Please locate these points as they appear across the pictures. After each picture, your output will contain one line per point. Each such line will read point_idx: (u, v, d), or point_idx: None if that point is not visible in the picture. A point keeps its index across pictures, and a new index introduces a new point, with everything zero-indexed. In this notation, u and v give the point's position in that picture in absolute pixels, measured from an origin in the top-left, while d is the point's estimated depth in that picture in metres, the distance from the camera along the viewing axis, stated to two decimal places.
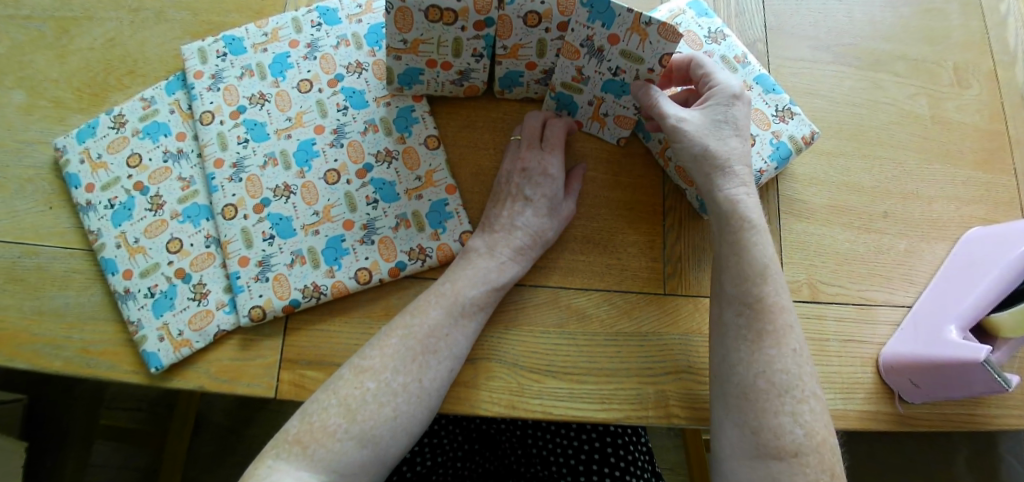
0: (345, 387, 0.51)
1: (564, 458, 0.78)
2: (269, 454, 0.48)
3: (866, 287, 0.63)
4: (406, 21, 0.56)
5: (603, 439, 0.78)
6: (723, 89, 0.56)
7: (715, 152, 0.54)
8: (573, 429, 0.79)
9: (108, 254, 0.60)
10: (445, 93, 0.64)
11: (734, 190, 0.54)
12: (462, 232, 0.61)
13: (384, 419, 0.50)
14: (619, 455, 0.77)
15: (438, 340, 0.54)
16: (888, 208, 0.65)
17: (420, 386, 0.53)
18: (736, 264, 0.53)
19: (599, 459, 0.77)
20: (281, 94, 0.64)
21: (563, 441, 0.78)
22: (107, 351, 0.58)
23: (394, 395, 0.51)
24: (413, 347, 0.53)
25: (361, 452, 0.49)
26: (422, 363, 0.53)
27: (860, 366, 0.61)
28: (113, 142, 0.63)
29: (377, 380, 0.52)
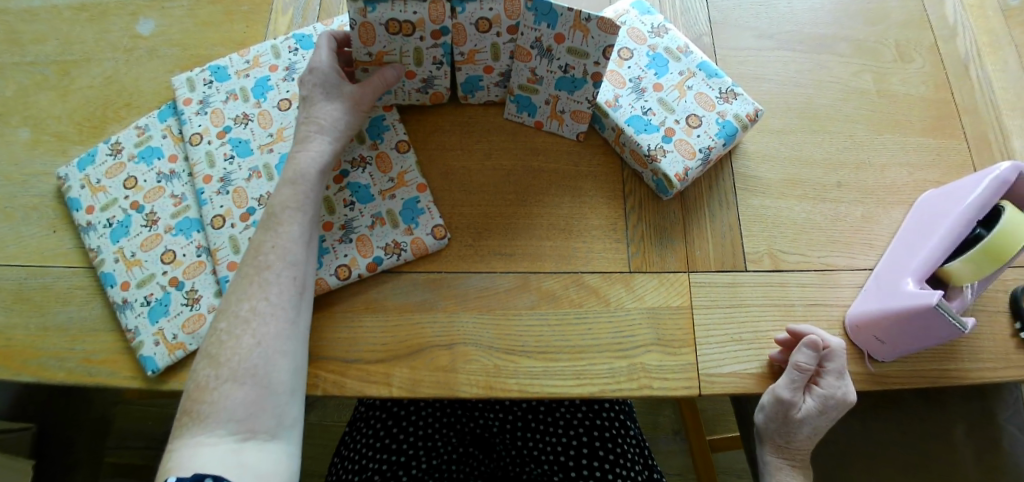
0: (214, 331, 0.55)
1: (554, 455, 0.79)
2: (171, 439, 0.52)
3: (827, 254, 0.65)
4: (369, 35, 0.61)
5: (591, 434, 0.79)
6: (816, 412, 0.61)
7: (794, 417, 0.62)
8: (561, 426, 0.80)
9: (107, 268, 0.64)
10: (412, 100, 0.69)
11: (801, 430, 0.63)
12: (434, 226, 0.64)
13: (247, 351, 0.54)
14: (607, 448, 0.78)
15: (264, 255, 0.57)
16: (842, 178, 0.68)
17: (267, 303, 0.56)
18: (768, 471, 0.67)
19: (589, 452, 0.78)
20: (263, 113, 0.69)
21: (552, 439, 0.79)
22: (106, 360, 0.61)
23: (247, 323, 0.55)
24: (247, 271, 0.57)
25: (244, 390, 0.53)
26: (261, 282, 0.56)
27: (828, 329, 0.63)
28: (110, 168, 0.68)
29: (227, 318, 0.55)
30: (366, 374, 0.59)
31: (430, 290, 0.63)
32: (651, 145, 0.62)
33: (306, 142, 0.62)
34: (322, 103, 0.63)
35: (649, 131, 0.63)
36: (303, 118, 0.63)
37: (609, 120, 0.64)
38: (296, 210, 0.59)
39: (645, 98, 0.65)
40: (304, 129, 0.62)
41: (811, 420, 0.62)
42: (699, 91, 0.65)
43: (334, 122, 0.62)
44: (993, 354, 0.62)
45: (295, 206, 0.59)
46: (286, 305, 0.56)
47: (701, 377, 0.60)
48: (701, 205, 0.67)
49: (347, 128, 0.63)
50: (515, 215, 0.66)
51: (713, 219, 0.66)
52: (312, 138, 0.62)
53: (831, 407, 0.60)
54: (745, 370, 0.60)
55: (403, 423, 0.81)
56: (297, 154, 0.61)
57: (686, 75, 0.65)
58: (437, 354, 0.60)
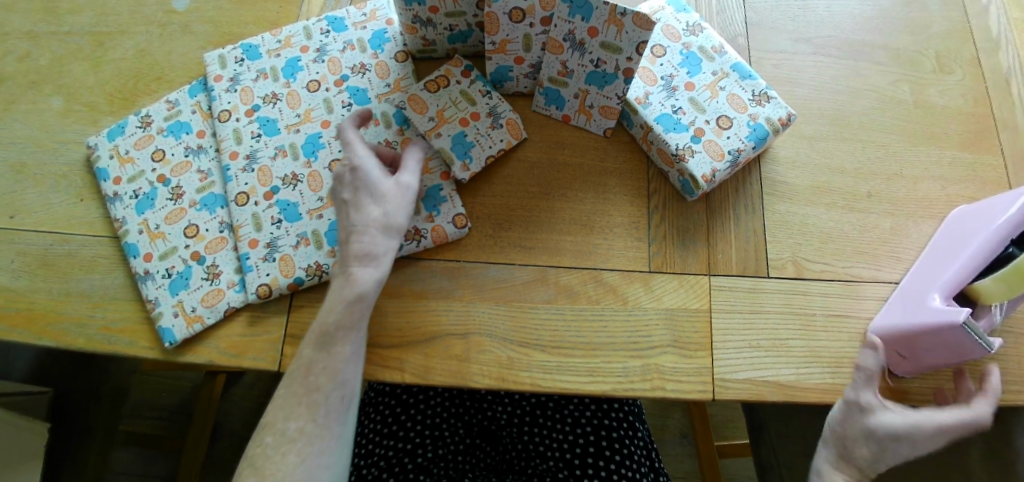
0: (259, 441, 0.56)
1: (560, 453, 0.78)
2: None
3: (852, 265, 0.64)
4: (418, 104, 0.64)
5: (598, 433, 0.79)
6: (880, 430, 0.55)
7: (861, 431, 0.56)
8: (569, 424, 0.80)
9: (131, 239, 0.65)
10: (497, 143, 0.65)
11: (863, 451, 0.57)
12: (455, 215, 0.64)
13: (292, 467, 0.55)
14: (614, 448, 0.78)
15: (315, 376, 0.56)
16: (873, 188, 0.66)
17: (315, 424, 0.56)
18: None
19: (595, 452, 0.78)
20: (291, 94, 0.68)
21: (558, 436, 0.79)
22: (126, 329, 0.63)
23: (293, 442, 0.55)
24: (295, 389, 0.56)
25: None
26: (310, 403, 0.56)
27: (850, 341, 0.61)
28: (139, 140, 0.68)
29: (274, 434, 0.55)
30: (380, 358, 0.60)
31: (448, 279, 0.63)
32: (679, 145, 0.62)
33: (363, 258, 0.57)
34: (371, 208, 0.58)
35: (678, 130, 0.62)
36: (352, 228, 0.58)
37: (638, 117, 0.63)
38: (350, 328, 0.56)
39: (676, 97, 0.64)
40: (355, 238, 0.57)
41: (874, 442, 0.56)
42: (732, 92, 0.64)
43: (387, 223, 0.58)
44: (1019, 377, 0.61)
45: (349, 325, 0.57)
46: (332, 423, 0.57)
47: (716, 382, 0.59)
48: (726, 208, 0.66)
49: (403, 227, 0.59)
50: (537, 208, 0.65)
51: (738, 223, 0.65)
52: (370, 250, 0.58)
53: (905, 431, 0.54)
54: (763, 378, 0.59)
55: (408, 412, 0.81)
56: (354, 272, 0.57)
57: (719, 76, 0.64)
58: (452, 343, 0.60)
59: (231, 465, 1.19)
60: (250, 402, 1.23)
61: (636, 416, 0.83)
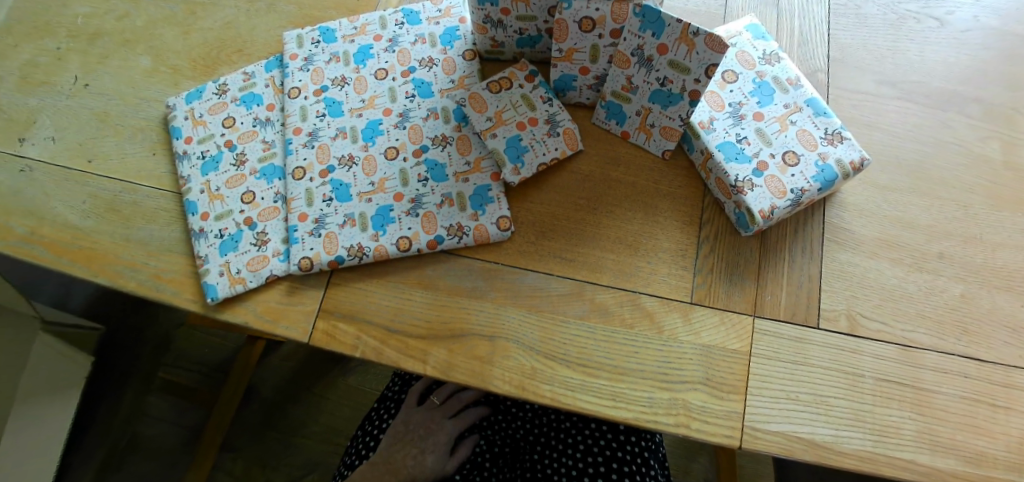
0: None
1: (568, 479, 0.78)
2: None
3: (911, 327, 0.59)
4: (479, 103, 0.64)
5: (610, 465, 0.77)
6: None
7: None
8: (581, 450, 0.79)
9: (192, 197, 0.68)
10: (552, 151, 0.64)
11: None
12: (500, 217, 0.63)
13: None
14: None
15: None
16: (945, 249, 0.62)
17: None
18: None
19: None
20: (359, 79, 0.69)
21: (568, 462, 0.78)
22: (174, 279, 0.66)
23: None
24: None
25: None
26: None
27: (898, 410, 0.57)
28: (213, 106, 0.72)
29: None
30: (405, 347, 0.60)
31: (483, 279, 0.62)
32: (738, 176, 0.59)
33: None
34: None
35: (739, 160, 0.60)
36: None
37: (699, 142, 0.61)
38: None
39: (742, 125, 0.61)
40: None
41: None
42: (803, 128, 0.61)
43: None
44: None
45: None
46: None
47: (745, 429, 0.55)
48: (782, 248, 0.62)
49: None
50: (583, 222, 0.64)
51: (792, 265, 0.62)
52: None
53: None
54: (797, 432, 0.55)
55: (440, 400, 0.86)
56: None
57: (791, 109, 0.61)
58: (477, 344, 0.60)
59: (255, 429, 1.23)
60: (284, 372, 1.26)
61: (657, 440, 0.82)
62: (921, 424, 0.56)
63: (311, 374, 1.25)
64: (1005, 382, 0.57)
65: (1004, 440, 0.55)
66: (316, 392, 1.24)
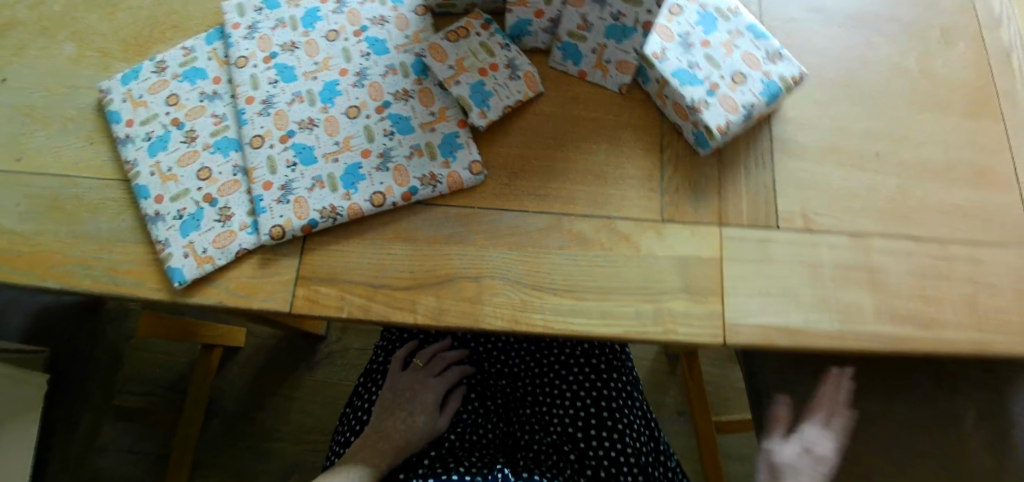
0: None
1: (562, 426, 0.79)
2: None
3: (858, 220, 0.65)
4: (439, 53, 0.65)
5: (598, 404, 0.79)
6: None
7: None
8: (568, 397, 0.80)
9: (143, 181, 0.65)
10: (515, 94, 0.65)
11: None
12: (472, 162, 0.64)
13: None
14: (615, 417, 0.78)
15: None
16: (879, 149, 0.68)
17: None
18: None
19: (597, 423, 0.78)
20: (310, 42, 0.68)
21: (559, 411, 0.80)
22: (133, 270, 0.63)
23: None
24: None
25: None
26: None
27: (855, 292, 0.62)
28: (154, 85, 0.68)
29: None
30: (392, 299, 0.60)
31: (461, 225, 0.63)
32: (694, 98, 0.62)
33: None
34: None
35: (694, 84, 0.63)
36: None
37: (654, 71, 0.64)
38: None
39: (692, 53, 0.65)
40: None
41: None
42: (746, 51, 0.65)
43: None
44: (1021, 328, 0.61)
45: None
46: None
47: (726, 326, 0.60)
48: (738, 162, 0.67)
49: None
50: (550, 158, 0.65)
51: (749, 178, 0.66)
52: None
53: None
54: (772, 323, 0.60)
55: (423, 362, 0.85)
56: None
57: (734, 35, 0.66)
58: (465, 285, 0.60)
59: (222, 444, 1.16)
60: (245, 380, 1.19)
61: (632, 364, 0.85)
62: (876, 302, 0.62)
63: (274, 376, 1.20)
64: (942, 256, 0.64)
65: (948, 306, 0.62)
66: (283, 393, 1.19)
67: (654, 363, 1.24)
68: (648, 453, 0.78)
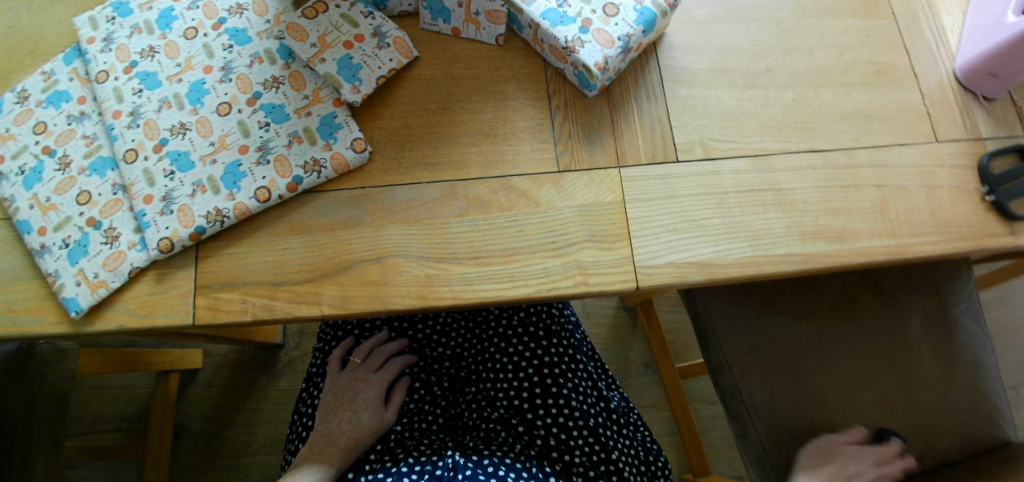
0: None
1: (508, 400, 0.78)
2: None
3: (759, 139, 0.64)
4: (299, 33, 0.63)
5: (541, 372, 0.79)
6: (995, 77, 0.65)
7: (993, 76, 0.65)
8: (511, 369, 0.79)
9: (23, 216, 0.62)
10: (387, 63, 0.63)
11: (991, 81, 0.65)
12: (354, 140, 0.62)
13: None
14: (559, 383, 0.78)
15: None
16: (771, 63, 0.66)
17: None
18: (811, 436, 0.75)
19: (541, 392, 0.78)
20: (169, 44, 0.65)
21: (503, 385, 0.78)
22: (30, 308, 0.61)
23: None
24: None
25: None
26: None
27: (764, 213, 0.61)
28: (18, 116, 0.65)
29: None
30: (295, 295, 0.59)
31: (355, 207, 0.61)
32: (567, 38, 0.61)
33: None
34: None
35: (565, 23, 0.61)
36: None
37: (524, 16, 0.62)
38: None
39: None
40: None
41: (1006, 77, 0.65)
42: None
43: None
44: (931, 223, 0.61)
45: None
46: None
47: (637, 269, 0.58)
48: (628, 99, 0.65)
49: None
50: (437, 125, 0.63)
51: (642, 112, 0.64)
52: None
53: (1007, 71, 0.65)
54: (683, 259, 0.59)
55: (362, 358, 0.82)
56: None
57: None
58: (366, 269, 0.59)
59: (198, 467, 1.15)
60: (211, 400, 1.18)
61: (572, 325, 0.85)
62: (786, 220, 0.61)
63: (239, 391, 1.19)
64: (846, 164, 0.63)
65: (857, 213, 0.61)
66: (250, 407, 1.18)
67: (615, 319, 1.24)
68: (598, 413, 0.79)
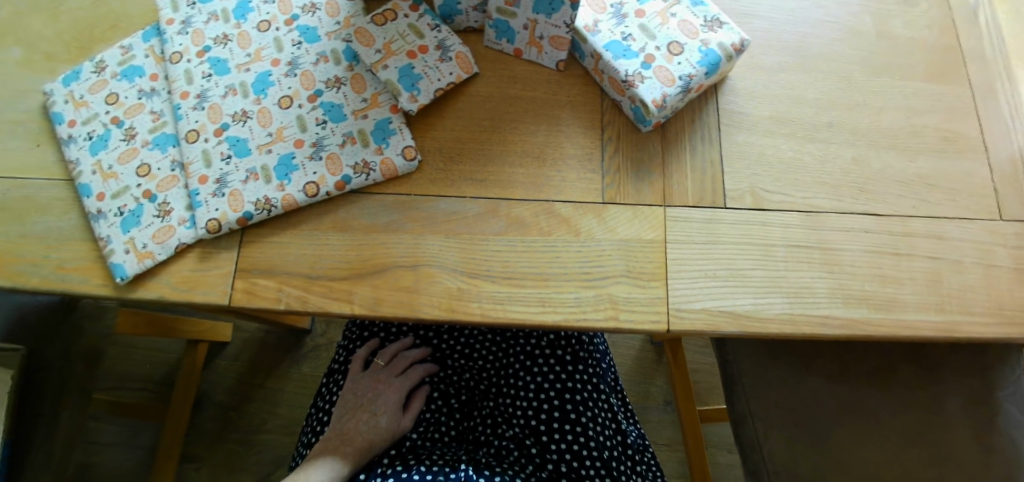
0: None
1: (525, 420, 0.78)
2: None
3: (812, 195, 0.62)
4: (366, 38, 0.64)
5: (562, 397, 0.78)
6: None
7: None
8: (532, 391, 0.79)
9: (85, 180, 0.65)
10: (446, 76, 0.64)
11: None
12: (405, 147, 0.63)
13: None
14: (578, 411, 0.77)
15: None
16: (833, 118, 0.65)
17: None
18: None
19: (560, 417, 0.77)
20: (242, 34, 0.67)
21: (522, 405, 0.78)
22: (80, 267, 0.63)
23: None
24: None
25: None
26: None
27: (809, 272, 0.59)
28: (94, 85, 0.68)
29: None
30: (329, 290, 0.60)
31: (398, 212, 0.62)
32: (628, 71, 0.61)
33: None
34: None
35: (627, 57, 0.61)
36: None
37: (587, 45, 0.63)
38: None
39: (626, 24, 0.63)
40: None
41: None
42: (683, 19, 0.63)
43: None
44: (987, 305, 0.58)
45: None
46: None
47: (671, 312, 0.57)
48: (682, 139, 0.64)
49: None
50: (488, 141, 0.64)
51: (694, 153, 0.64)
52: None
53: None
54: (719, 307, 0.58)
55: (386, 361, 0.82)
56: None
57: (670, 3, 0.64)
58: (401, 275, 0.60)
59: (214, 438, 1.18)
60: (234, 374, 1.21)
61: (600, 354, 0.84)
62: (832, 282, 0.59)
63: (262, 369, 1.22)
64: (902, 231, 0.61)
65: (908, 284, 0.59)
66: (271, 386, 1.21)
67: (641, 352, 1.22)
68: (613, 448, 0.77)
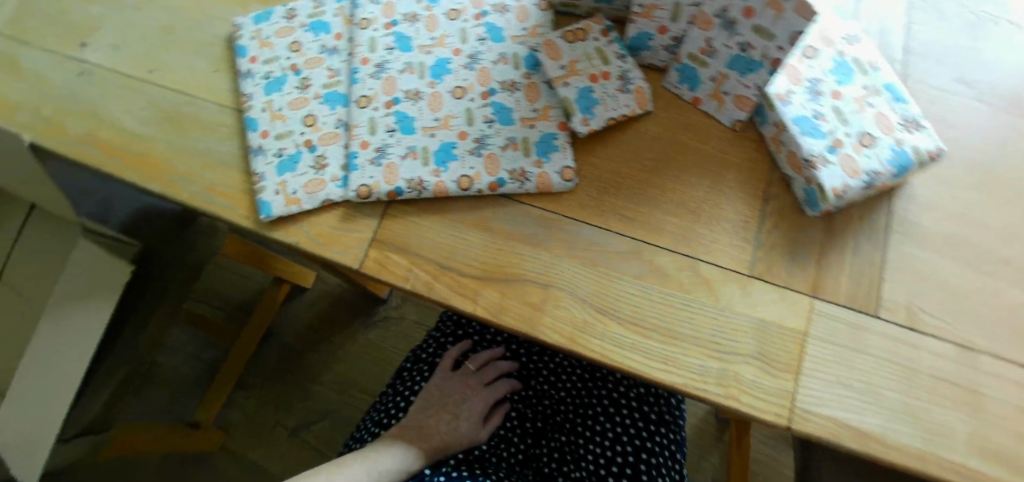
0: None
1: (595, 466, 0.76)
2: None
3: (966, 330, 0.57)
4: (554, 51, 0.63)
5: (638, 454, 0.76)
6: None
7: None
8: (608, 438, 0.77)
9: (253, 115, 0.67)
10: (622, 107, 0.63)
11: None
12: (564, 167, 0.62)
13: None
14: (650, 474, 0.74)
15: None
16: (1013, 254, 0.60)
17: None
18: None
19: (631, 473, 0.75)
20: (430, 17, 0.68)
21: (596, 449, 0.77)
22: (228, 194, 0.65)
23: None
24: None
25: None
26: None
27: (951, 412, 0.54)
28: (281, 29, 0.71)
29: None
30: (457, 285, 0.60)
31: (541, 227, 0.61)
32: (812, 151, 0.58)
33: None
34: None
35: (814, 136, 0.58)
36: None
37: (774, 114, 0.60)
38: None
39: (819, 102, 0.60)
40: None
41: None
42: (881, 111, 0.60)
43: None
44: None
45: None
46: None
47: (795, 409, 0.54)
48: (846, 235, 0.61)
49: None
50: (646, 183, 0.63)
51: (856, 252, 0.61)
52: None
53: None
54: (848, 419, 0.54)
55: (476, 366, 0.83)
56: None
57: (870, 92, 0.61)
58: (530, 290, 0.59)
59: (272, 376, 1.22)
60: (302, 322, 1.24)
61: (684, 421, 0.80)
62: (974, 428, 0.53)
63: (333, 326, 1.24)
64: None
65: None
66: (336, 342, 1.23)
67: (702, 422, 1.18)
68: None
